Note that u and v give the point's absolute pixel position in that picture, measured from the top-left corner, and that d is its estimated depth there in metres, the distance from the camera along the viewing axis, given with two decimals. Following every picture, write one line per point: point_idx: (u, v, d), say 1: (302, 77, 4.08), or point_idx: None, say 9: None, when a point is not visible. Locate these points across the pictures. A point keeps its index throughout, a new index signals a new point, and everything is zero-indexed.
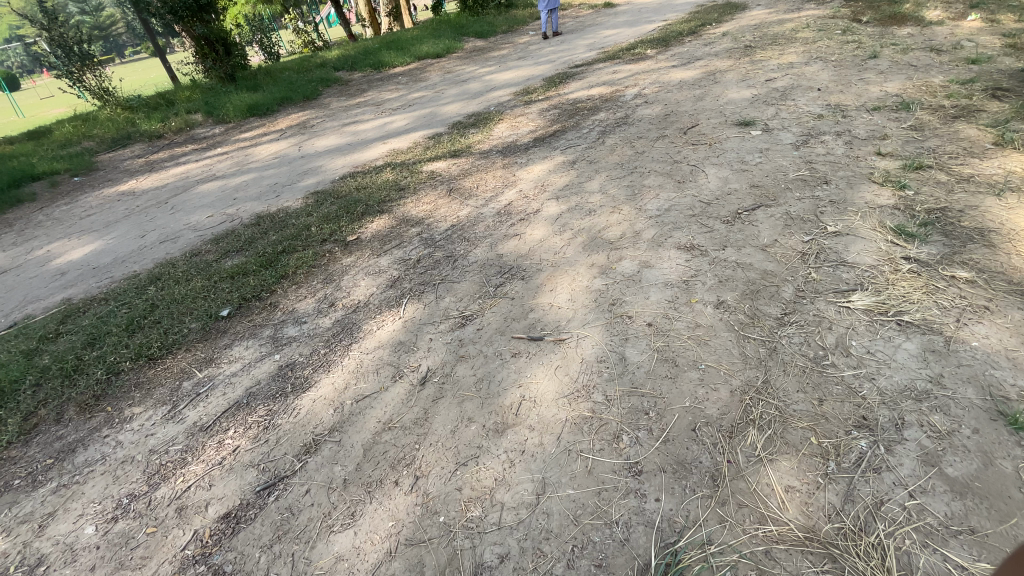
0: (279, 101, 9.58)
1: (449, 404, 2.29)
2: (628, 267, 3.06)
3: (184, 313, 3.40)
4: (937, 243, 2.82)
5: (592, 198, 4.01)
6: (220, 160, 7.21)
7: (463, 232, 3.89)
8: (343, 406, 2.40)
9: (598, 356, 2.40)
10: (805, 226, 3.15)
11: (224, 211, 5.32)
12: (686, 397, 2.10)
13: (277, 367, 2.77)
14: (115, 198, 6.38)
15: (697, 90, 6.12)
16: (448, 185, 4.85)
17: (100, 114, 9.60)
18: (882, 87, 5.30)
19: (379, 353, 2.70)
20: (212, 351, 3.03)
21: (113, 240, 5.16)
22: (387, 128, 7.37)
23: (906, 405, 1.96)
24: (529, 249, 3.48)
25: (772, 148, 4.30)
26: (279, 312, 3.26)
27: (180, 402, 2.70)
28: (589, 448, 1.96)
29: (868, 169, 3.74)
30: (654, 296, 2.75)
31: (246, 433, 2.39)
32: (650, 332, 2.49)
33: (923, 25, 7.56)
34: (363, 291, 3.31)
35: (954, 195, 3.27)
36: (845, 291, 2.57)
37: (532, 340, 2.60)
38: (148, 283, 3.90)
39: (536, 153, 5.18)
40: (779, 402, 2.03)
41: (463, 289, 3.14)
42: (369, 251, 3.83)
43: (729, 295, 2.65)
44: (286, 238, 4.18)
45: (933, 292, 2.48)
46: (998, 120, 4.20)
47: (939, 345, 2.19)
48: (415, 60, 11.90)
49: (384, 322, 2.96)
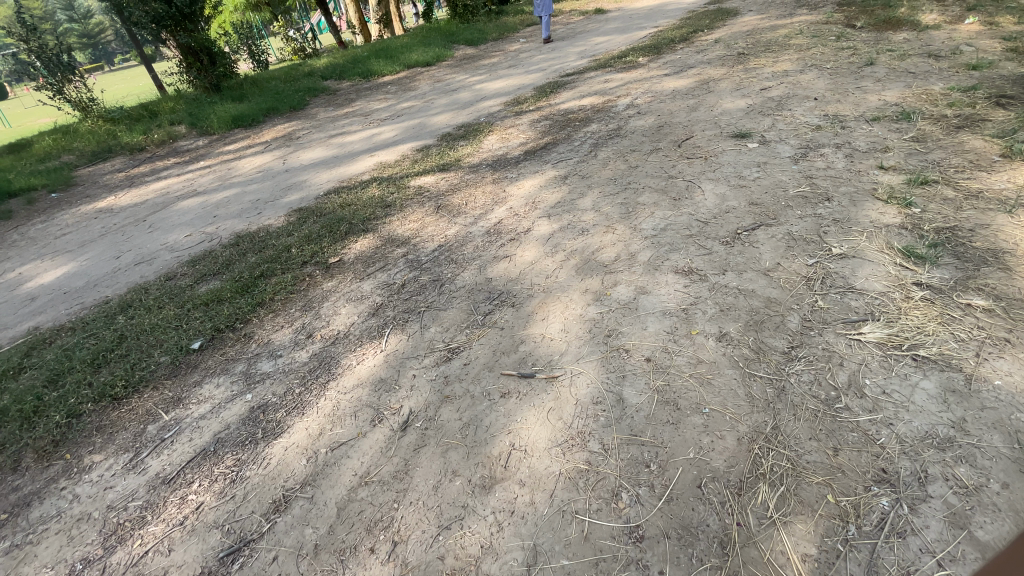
0: (266, 111, 9.37)
1: (432, 453, 2.10)
2: (624, 293, 2.89)
3: (153, 346, 3.20)
4: (949, 267, 2.67)
5: (585, 216, 3.85)
6: (202, 174, 7.00)
7: (451, 253, 3.71)
8: (318, 456, 2.21)
9: (594, 397, 2.23)
10: (808, 248, 2.99)
11: (204, 229, 5.12)
12: (690, 446, 1.93)
13: (249, 409, 2.57)
14: (92, 216, 6.15)
15: (691, 100, 6.00)
16: (436, 202, 4.67)
17: (82, 126, 9.36)
18: (881, 96, 5.19)
19: (358, 392, 2.51)
20: (181, 390, 2.83)
21: (87, 261, 4.94)
22: (375, 140, 7.19)
23: (929, 454, 1.79)
24: (520, 272, 3.30)
25: (770, 162, 4.16)
26: (254, 344, 3.06)
27: (143, 449, 2.50)
28: (586, 508, 1.79)
29: (871, 184, 3.61)
30: (652, 326, 2.59)
31: (211, 487, 2.20)
32: (649, 369, 2.32)
33: (919, 30, 7.49)
34: (343, 320, 3.12)
35: (962, 212, 3.13)
36: (855, 322, 2.41)
37: (522, 377, 2.41)
38: (118, 312, 3.69)
39: (527, 168, 5.02)
40: (791, 452, 1.86)
41: (449, 318, 2.96)
42: (351, 274, 3.64)
43: (732, 326, 2.49)
44: (266, 260, 3.98)
45: (948, 322, 2.32)
46: (1003, 131, 4.08)
47: (959, 384, 2.03)
48: (405, 69, 11.76)
49: (364, 356, 2.76)
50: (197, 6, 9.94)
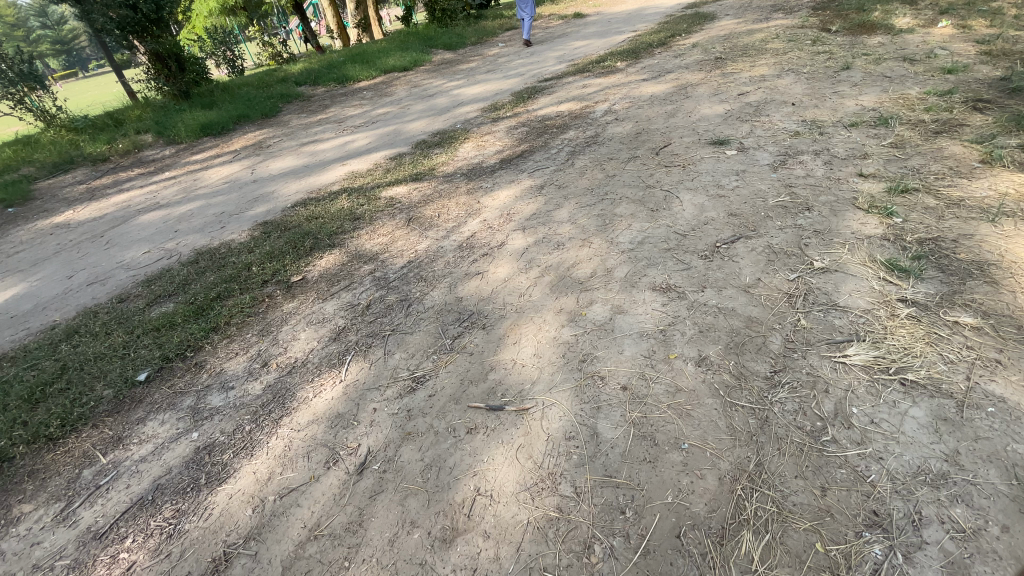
0: (236, 119, 9.08)
1: (390, 501, 1.92)
2: (599, 312, 2.74)
3: (96, 377, 2.95)
4: (934, 280, 2.58)
5: (561, 228, 3.70)
6: (167, 185, 6.72)
7: (420, 270, 3.53)
8: (266, 505, 2.03)
9: (567, 432, 2.07)
10: (789, 262, 2.88)
11: (163, 245, 4.86)
12: (669, 489, 1.78)
13: (193, 450, 2.36)
14: (48, 232, 5.83)
15: (669, 106, 5.91)
16: (407, 214, 4.49)
17: (44, 136, 8.96)
18: (858, 101, 5.15)
19: (313, 430, 2.32)
20: (122, 428, 2.60)
21: (38, 281, 4.65)
22: (347, 148, 6.98)
23: (923, 493, 1.67)
24: (491, 290, 3.13)
25: (749, 170, 4.06)
26: (205, 374, 2.85)
27: (76, 498, 2.27)
28: (555, 565, 1.63)
29: (851, 193, 3.52)
30: (628, 350, 2.44)
31: (145, 544, 1.99)
32: (625, 399, 2.16)
33: (893, 33, 7.52)
34: (301, 346, 2.92)
35: (945, 221, 3.05)
36: (840, 343, 2.29)
37: (490, 411, 2.24)
38: (64, 338, 3.42)
39: (502, 177, 4.87)
40: (776, 494, 1.72)
41: (415, 343, 2.77)
42: (314, 294, 3.44)
43: (712, 349, 2.35)
44: (224, 279, 3.76)
45: (936, 342, 2.21)
46: (982, 136, 4.04)
47: (950, 412, 1.91)
48: (381, 73, 11.54)
49: (322, 387, 2.57)
50: (164, 12, 9.65)
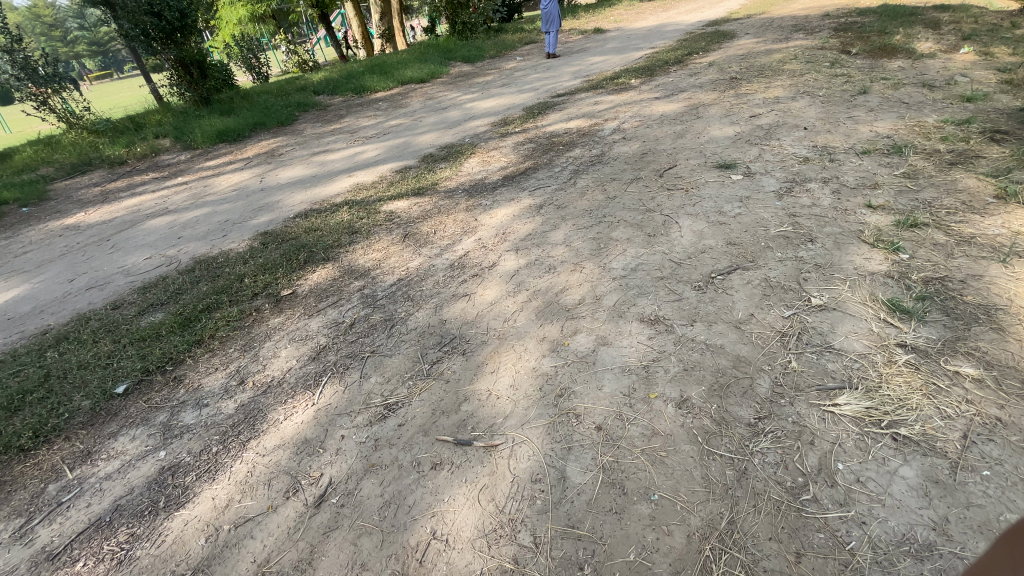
0: (252, 126, 9.23)
1: (344, 539, 1.86)
2: (582, 343, 2.65)
3: (76, 387, 2.95)
4: (937, 324, 2.43)
5: (555, 251, 3.62)
6: (177, 191, 6.81)
7: (408, 289, 3.47)
8: (220, 534, 1.98)
9: (533, 473, 1.98)
10: (785, 298, 2.75)
11: (164, 252, 4.91)
12: (632, 545, 1.68)
13: (157, 470, 2.33)
14: (58, 233, 5.95)
15: (678, 126, 5.81)
16: (404, 229, 4.46)
17: (65, 138, 9.23)
18: (873, 127, 4.99)
19: (278, 457, 2.27)
20: (94, 442, 2.58)
21: (41, 284, 4.72)
22: (356, 159, 7.01)
23: (905, 566, 1.54)
24: (477, 314, 3.06)
25: (753, 197, 3.93)
26: (182, 390, 2.83)
27: (36, 514, 2.24)
28: None
29: (858, 225, 3.37)
30: (608, 386, 2.34)
31: (95, 569, 1.95)
32: (598, 440, 2.06)
33: (915, 57, 7.33)
34: (279, 365, 2.88)
35: (954, 259, 2.89)
36: (831, 391, 2.15)
37: (458, 445, 2.16)
38: (53, 345, 3.45)
39: (502, 195, 4.81)
40: (746, 557, 1.61)
41: (393, 366, 2.71)
42: (301, 309, 3.41)
43: (694, 390, 2.23)
44: (215, 291, 3.76)
45: (934, 394, 2.07)
46: (999, 169, 3.86)
47: (943, 474, 1.78)
48: (398, 84, 11.65)
49: (294, 410, 2.52)
50: (189, 20, 9.92)
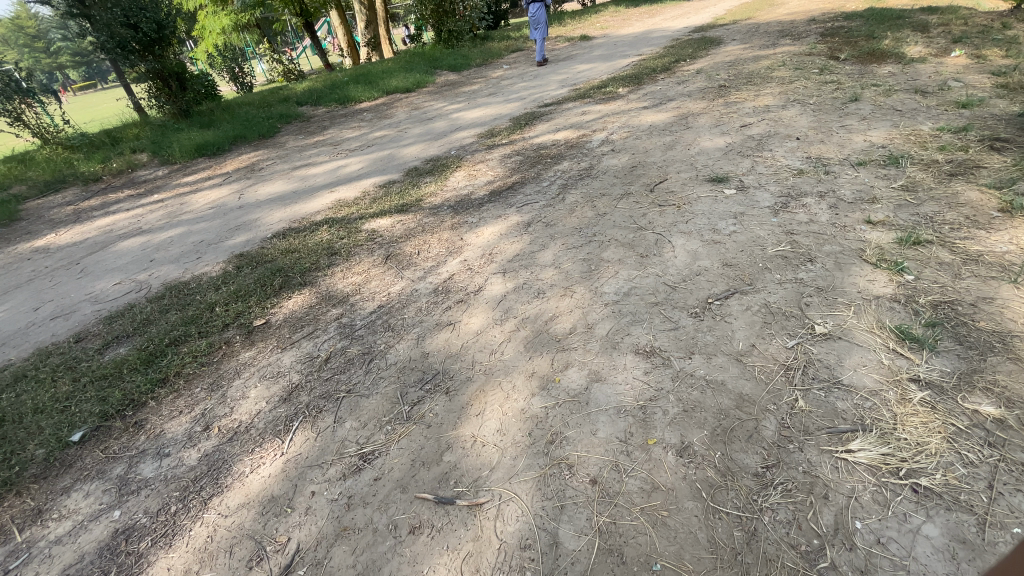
0: (233, 139, 9.00)
1: None
2: (574, 379, 2.46)
3: (30, 434, 2.72)
4: (951, 355, 2.28)
5: (544, 273, 3.45)
6: (152, 209, 6.56)
7: (389, 317, 3.28)
8: None
9: (523, 538, 1.79)
10: (788, 326, 2.60)
11: (135, 276, 4.67)
12: None
13: (111, 534, 2.12)
14: (26, 257, 5.68)
15: (668, 137, 5.68)
16: (386, 250, 4.26)
17: (39, 154, 8.93)
18: (867, 136, 4.89)
19: (242, 518, 2.06)
20: (45, 499, 2.35)
21: (3, 313, 4.46)
22: (339, 173, 6.81)
23: None
24: (461, 345, 2.88)
25: (747, 213, 3.79)
26: (143, 436, 2.61)
27: None
28: None
29: (858, 243, 3.23)
30: (602, 431, 2.15)
31: None
32: (593, 497, 1.88)
33: (905, 62, 7.29)
34: (248, 407, 2.67)
35: (961, 280, 2.76)
36: (843, 435, 1.99)
37: (439, 504, 1.97)
38: (8, 384, 3.20)
39: (489, 212, 4.64)
40: None
41: (370, 408, 2.51)
42: (274, 342, 3.20)
43: (696, 435, 2.06)
44: (184, 321, 3.54)
45: (955, 438, 1.92)
46: (1000, 180, 3.75)
47: (971, 532, 1.62)
48: (383, 94, 11.46)
49: (261, 461, 2.31)
50: (167, 31, 9.68)
